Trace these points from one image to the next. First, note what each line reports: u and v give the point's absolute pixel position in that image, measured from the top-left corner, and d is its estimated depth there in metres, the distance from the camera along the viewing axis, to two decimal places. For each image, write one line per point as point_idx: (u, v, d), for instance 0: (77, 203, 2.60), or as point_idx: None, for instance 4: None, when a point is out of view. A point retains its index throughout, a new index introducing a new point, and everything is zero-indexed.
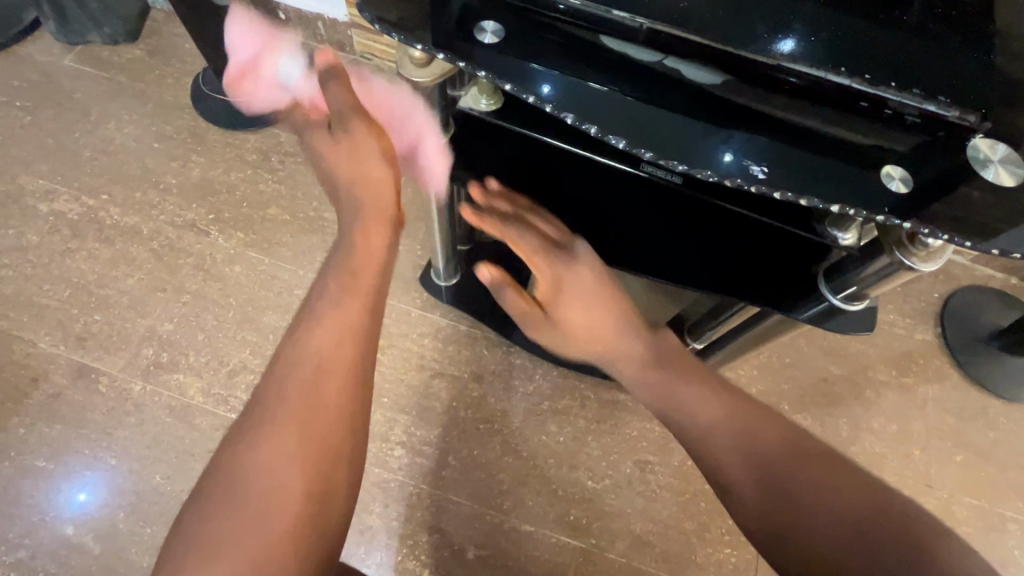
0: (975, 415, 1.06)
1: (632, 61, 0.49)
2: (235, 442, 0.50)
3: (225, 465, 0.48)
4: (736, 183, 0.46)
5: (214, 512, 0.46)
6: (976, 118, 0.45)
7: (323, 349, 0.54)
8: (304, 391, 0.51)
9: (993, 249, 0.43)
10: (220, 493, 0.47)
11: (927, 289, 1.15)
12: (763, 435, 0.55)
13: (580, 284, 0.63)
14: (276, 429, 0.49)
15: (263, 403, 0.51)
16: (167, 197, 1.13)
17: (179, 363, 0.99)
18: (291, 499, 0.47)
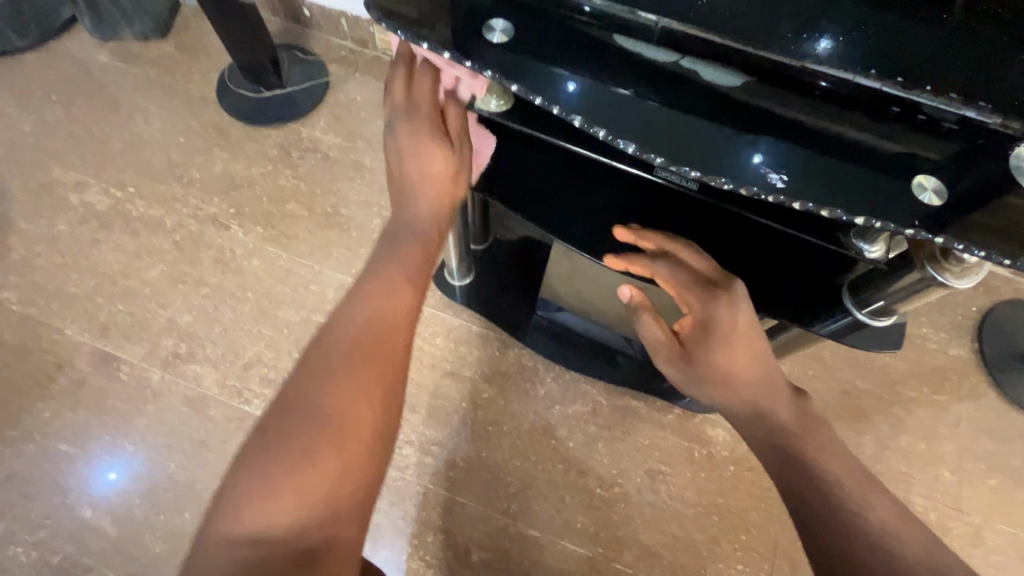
0: (1012, 436, 1.00)
1: (647, 61, 0.47)
2: (298, 373, 0.48)
3: (290, 396, 0.46)
4: (753, 191, 0.43)
5: (281, 434, 0.44)
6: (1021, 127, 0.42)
7: (393, 286, 0.54)
8: (370, 330, 0.50)
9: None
10: (286, 423, 0.44)
11: (964, 302, 1.09)
12: (868, 494, 0.46)
13: (732, 326, 0.55)
14: (343, 367, 0.47)
15: (325, 339, 0.49)
16: (191, 191, 1.15)
17: (197, 354, 1.01)
18: (361, 436, 0.45)
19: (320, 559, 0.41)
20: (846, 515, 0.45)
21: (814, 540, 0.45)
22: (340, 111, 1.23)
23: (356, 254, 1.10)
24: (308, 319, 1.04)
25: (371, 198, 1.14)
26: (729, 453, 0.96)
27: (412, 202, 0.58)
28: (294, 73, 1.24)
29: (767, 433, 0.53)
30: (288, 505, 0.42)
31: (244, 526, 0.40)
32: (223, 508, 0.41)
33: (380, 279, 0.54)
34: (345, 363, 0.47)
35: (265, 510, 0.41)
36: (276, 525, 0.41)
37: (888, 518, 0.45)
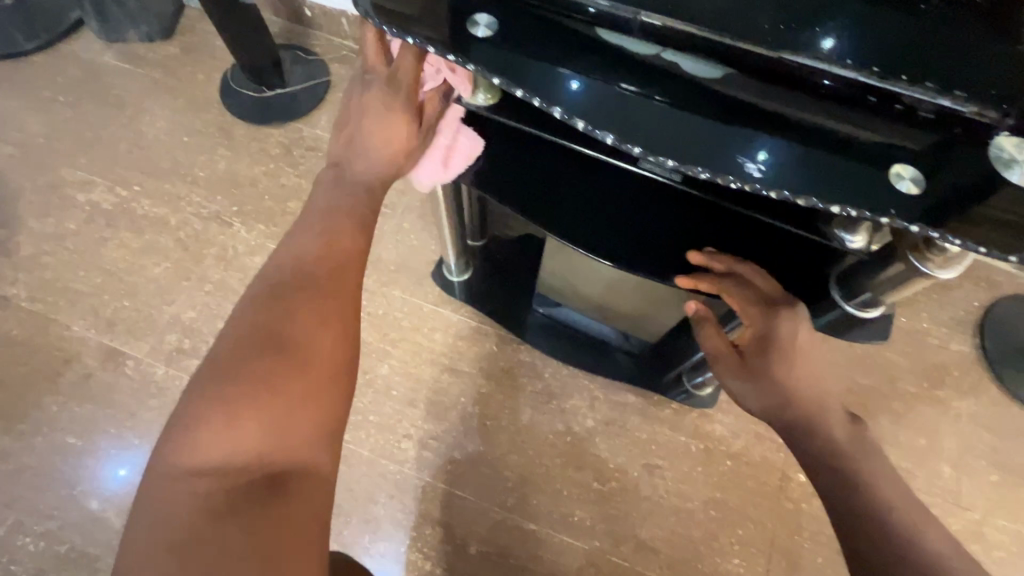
0: (1014, 431, 1.00)
1: (628, 53, 0.48)
2: (256, 316, 0.50)
3: (241, 333, 0.48)
4: (729, 180, 0.44)
5: (241, 372, 0.46)
6: (998, 115, 0.42)
7: (347, 234, 0.55)
8: (318, 269, 0.53)
9: (1008, 258, 0.41)
10: (239, 355, 0.47)
11: (966, 297, 1.09)
12: (922, 519, 0.48)
13: (793, 342, 0.57)
14: (294, 304, 0.50)
15: (273, 281, 0.52)
16: (195, 189, 1.17)
17: (200, 350, 1.03)
18: (323, 369, 0.48)
19: (289, 482, 0.42)
20: (901, 537, 0.46)
21: (863, 555, 0.46)
22: (341, 109, 1.24)
23: None
24: None
25: None
26: (726, 448, 0.96)
27: (361, 155, 0.57)
28: (295, 72, 1.25)
29: (820, 450, 0.55)
30: (245, 426, 0.44)
31: (202, 449, 0.42)
32: (178, 435, 0.43)
33: (324, 222, 0.56)
34: (294, 300, 0.50)
35: (223, 432, 0.43)
36: (233, 445, 0.43)
37: (941, 543, 0.46)
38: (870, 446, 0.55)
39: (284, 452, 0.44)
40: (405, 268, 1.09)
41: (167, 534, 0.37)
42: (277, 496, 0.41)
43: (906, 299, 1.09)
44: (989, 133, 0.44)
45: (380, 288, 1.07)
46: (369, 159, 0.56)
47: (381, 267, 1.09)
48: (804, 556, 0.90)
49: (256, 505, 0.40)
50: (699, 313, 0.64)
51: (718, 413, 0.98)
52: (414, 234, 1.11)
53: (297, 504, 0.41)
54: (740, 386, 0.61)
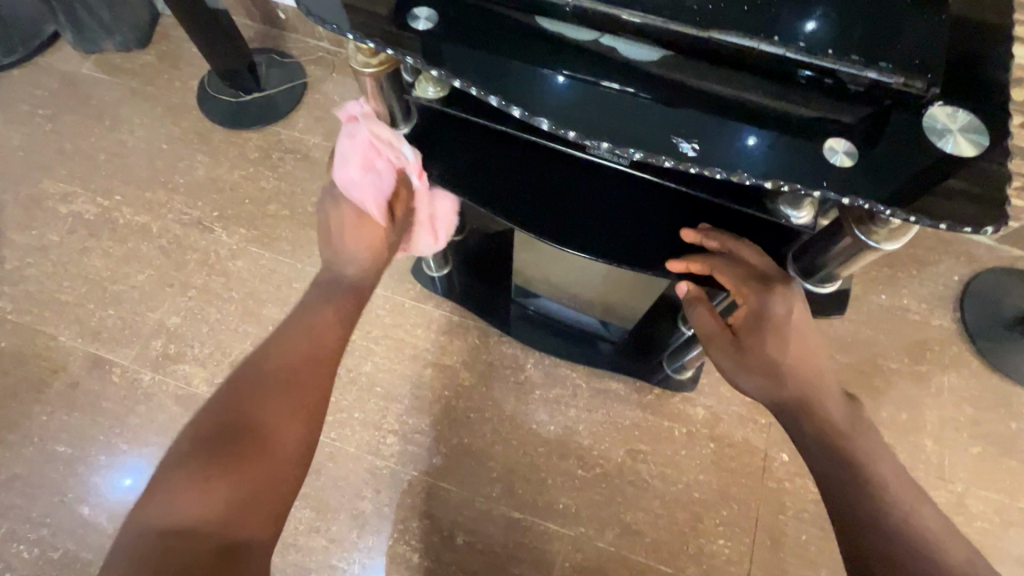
0: (995, 403, 1.00)
1: (568, 39, 0.50)
2: (240, 394, 0.56)
3: (227, 409, 0.55)
4: (664, 159, 0.46)
5: (215, 446, 0.52)
6: (924, 85, 0.44)
7: (322, 322, 0.62)
8: (302, 357, 0.59)
9: (939, 225, 0.42)
10: (220, 430, 0.53)
11: (945, 272, 1.09)
12: (914, 498, 0.50)
13: (787, 318, 0.58)
14: (275, 390, 0.56)
15: (260, 364, 0.58)
16: (175, 196, 1.17)
17: (185, 354, 1.04)
18: (287, 452, 0.54)
19: (241, 555, 0.47)
20: (890, 515, 0.48)
21: (859, 534, 0.48)
22: (318, 111, 1.25)
23: None
24: None
25: None
26: (709, 430, 0.97)
27: (342, 247, 0.62)
28: (271, 75, 1.26)
29: (815, 428, 0.55)
30: (210, 499, 0.49)
31: (172, 516, 0.47)
32: (152, 500, 0.48)
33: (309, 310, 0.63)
34: (274, 386, 0.56)
35: (198, 502, 0.48)
36: (198, 516, 0.48)
37: (930, 520, 0.48)
38: (867, 426, 0.56)
39: (241, 526, 0.49)
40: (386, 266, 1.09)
41: None
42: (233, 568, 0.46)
43: (885, 277, 1.09)
44: (922, 103, 0.45)
45: None
46: (353, 265, 0.63)
47: None
48: (787, 534, 0.91)
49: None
50: (690, 294, 0.64)
51: (700, 396, 0.99)
52: None
53: None
54: (733, 365, 0.60)
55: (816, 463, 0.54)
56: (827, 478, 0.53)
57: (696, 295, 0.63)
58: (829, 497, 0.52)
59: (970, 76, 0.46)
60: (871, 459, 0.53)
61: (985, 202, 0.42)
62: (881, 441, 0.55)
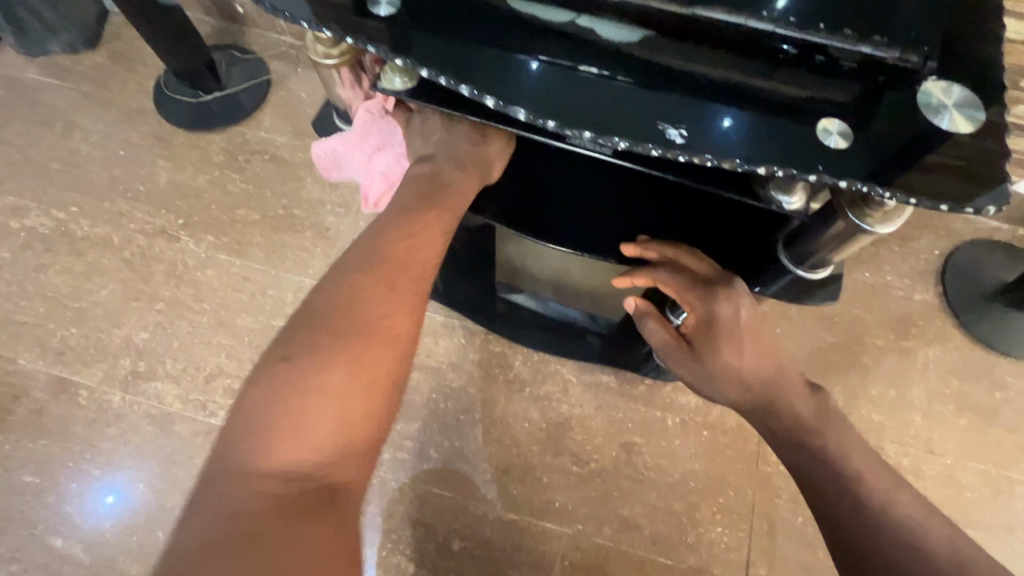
0: (980, 374, 1.01)
1: (543, 22, 0.47)
2: (339, 306, 0.55)
3: (327, 320, 0.54)
4: (652, 149, 0.43)
5: (318, 359, 0.51)
6: (919, 59, 0.43)
7: (415, 240, 0.60)
8: (396, 275, 0.57)
9: (938, 207, 0.40)
10: (322, 343, 0.52)
11: (926, 247, 1.09)
12: (887, 487, 0.50)
13: (736, 320, 0.59)
14: (373, 306, 0.55)
15: (355, 275, 0.57)
16: (136, 206, 1.11)
17: (157, 371, 0.99)
18: (385, 372, 0.53)
19: (343, 479, 0.47)
20: (867, 509, 0.49)
21: (836, 527, 0.49)
22: (285, 109, 1.19)
23: (313, 255, 1.07)
24: (268, 324, 1.02)
25: (322, 197, 1.12)
26: (701, 418, 0.96)
27: (464, 143, 0.62)
28: (233, 74, 1.20)
29: (784, 429, 0.56)
30: (309, 436, 0.47)
31: (271, 461, 0.45)
32: (258, 412, 0.48)
33: (392, 239, 0.59)
34: (361, 315, 0.54)
35: (303, 422, 0.48)
36: (307, 437, 0.47)
37: (907, 509, 0.49)
38: (831, 414, 0.57)
39: (344, 450, 0.48)
40: None
41: (241, 520, 0.42)
42: (334, 500, 0.46)
43: (869, 255, 1.09)
44: (915, 79, 0.44)
45: None
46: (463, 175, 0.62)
47: None
48: (784, 517, 0.91)
49: (318, 506, 0.44)
50: (640, 308, 0.65)
51: None
52: None
53: (348, 512, 0.46)
54: (692, 374, 0.62)
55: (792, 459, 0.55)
56: (803, 474, 0.54)
57: (645, 309, 0.65)
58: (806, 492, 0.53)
59: (961, 48, 0.44)
60: (841, 448, 0.54)
61: (984, 181, 0.41)
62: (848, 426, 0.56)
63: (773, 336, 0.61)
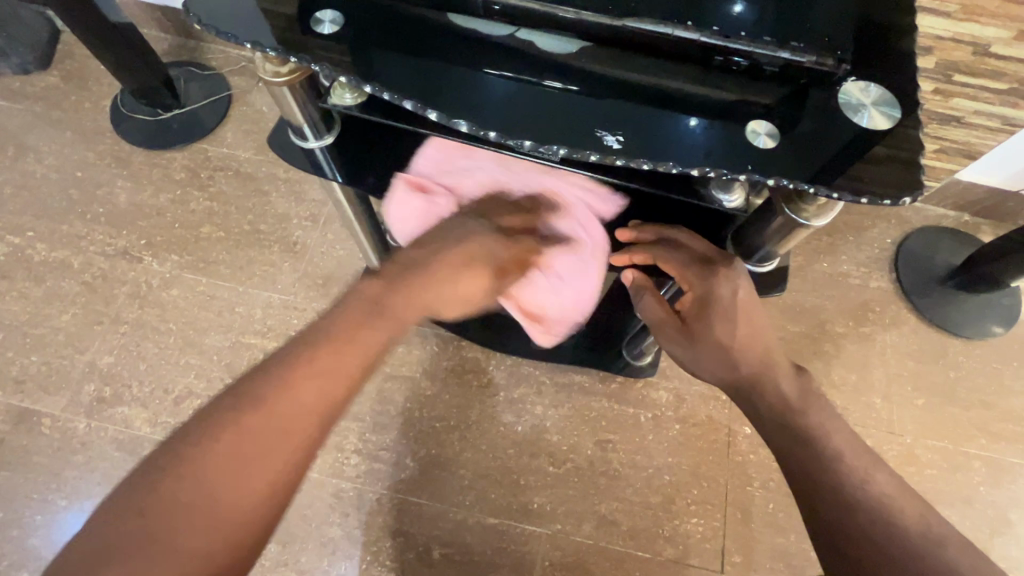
0: (934, 355, 1.06)
1: (483, 35, 0.48)
2: (199, 460, 0.39)
3: (178, 479, 0.38)
4: (591, 155, 0.44)
5: (149, 547, 0.36)
6: (834, 63, 0.45)
7: (326, 367, 0.45)
8: (290, 418, 0.42)
9: (859, 200, 0.42)
10: (158, 520, 0.37)
11: (879, 235, 1.14)
12: (868, 465, 0.49)
13: (733, 299, 0.58)
14: (245, 468, 0.40)
15: (238, 407, 0.42)
16: (95, 227, 1.09)
17: (123, 396, 0.97)
18: (233, 568, 0.38)
19: None
20: (848, 488, 0.47)
21: (816, 508, 0.48)
22: (247, 124, 1.18)
23: (281, 270, 1.07)
24: (237, 341, 1.01)
25: (289, 211, 1.11)
26: (673, 412, 0.98)
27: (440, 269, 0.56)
28: (192, 90, 1.19)
29: (768, 410, 0.55)
30: None
31: None
32: None
33: (297, 360, 0.45)
34: (233, 478, 0.39)
35: None
36: None
37: (887, 487, 0.47)
38: (814, 394, 0.55)
39: None
40: (335, 281, 1.06)
41: None
42: None
43: (826, 245, 1.13)
44: (836, 79, 0.46)
45: (310, 304, 1.04)
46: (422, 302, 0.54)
47: (310, 281, 1.06)
48: (755, 505, 0.93)
49: None
50: (636, 282, 0.67)
51: (662, 379, 1.00)
52: (341, 245, 1.08)
53: None
54: (679, 350, 0.61)
55: (775, 441, 0.53)
56: (786, 455, 0.51)
57: (642, 284, 0.66)
58: (788, 473, 0.51)
59: (877, 50, 0.47)
60: (826, 429, 0.52)
61: (902, 176, 0.43)
62: (833, 407, 0.54)
63: (766, 316, 0.59)
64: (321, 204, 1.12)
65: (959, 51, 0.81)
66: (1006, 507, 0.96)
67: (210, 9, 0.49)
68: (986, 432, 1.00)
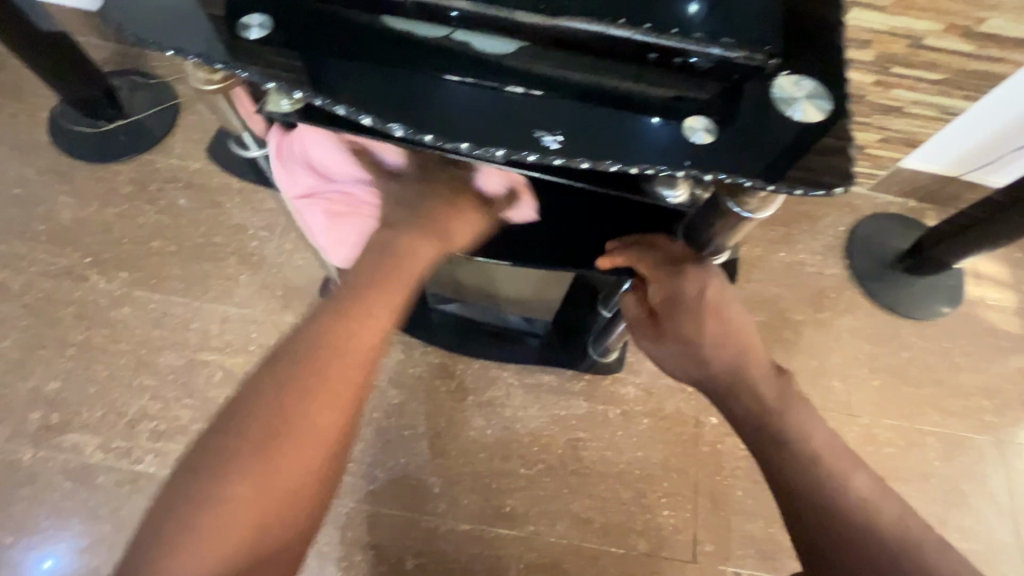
0: (887, 338, 1.09)
1: (418, 36, 0.48)
2: (278, 382, 0.51)
3: (267, 392, 0.50)
4: (532, 155, 0.44)
5: (254, 439, 0.48)
6: (763, 58, 0.47)
7: (368, 310, 0.56)
8: (342, 349, 0.53)
9: (793, 191, 0.43)
10: (256, 420, 0.49)
11: (833, 224, 1.18)
12: (847, 468, 0.51)
13: (702, 298, 0.58)
14: (317, 384, 0.51)
15: (296, 344, 0.53)
16: (36, 246, 1.04)
17: (72, 423, 0.93)
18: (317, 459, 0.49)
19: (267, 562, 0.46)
20: (831, 496, 0.49)
21: (800, 516, 0.50)
22: (196, 133, 1.14)
23: (238, 283, 1.03)
24: (194, 359, 0.98)
25: (243, 221, 1.08)
26: (641, 407, 0.99)
27: (434, 205, 0.59)
28: (136, 99, 1.14)
29: (747, 416, 0.55)
30: (227, 521, 0.45)
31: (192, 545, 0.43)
32: (187, 490, 0.45)
33: (345, 304, 0.56)
34: (305, 393, 0.50)
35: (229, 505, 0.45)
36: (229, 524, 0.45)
37: (865, 490, 0.50)
38: (794, 398, 0.55)
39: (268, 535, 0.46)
40: (295, 292, 1.03)
41: None
42: None
43: (782, 236, 1.16)
44: (767, 74, 0.47)
45: (270, 317, 1.01)
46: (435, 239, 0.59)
47: (268, 292, 1.03)
48: (724, 493, 0.95)
49: None
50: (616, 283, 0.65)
51: (629, 375, 1.01)
52: (299, 254, 1.05)
53: None
54: (657, 351, 0.60)
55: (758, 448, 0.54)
56: (769, 464, 0.53)
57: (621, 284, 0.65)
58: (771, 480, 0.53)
59: (805, 43, 0.48)
60: (808, 436, 0.53)
61: (834, 166, 0.44)
62: (813, 410, 0.55)
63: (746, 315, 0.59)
64: (277, 213, 1.09)
65: (895, 44, 0.84)
66: (959, 480, 1.00)
67: (131, 13, 0.48)
68: (938, 408, 1.04)
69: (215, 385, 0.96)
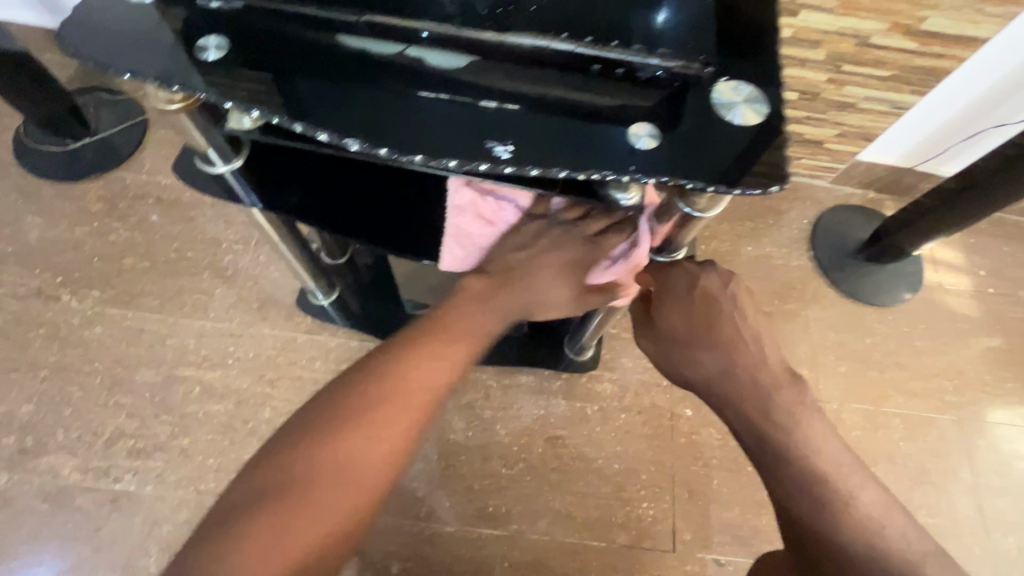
0: (852, 325, 1.13)
1: (372, 53, 0.50)
2: (368, 389, 0.59)
3: (353, 396, 0.59)
4: (483, 165, 0.46)
5: (338, 435, 0.56)
6: (699, 66, 0.49)
7: (444, 341, 0.63)
8: (418, 374, 0.61)
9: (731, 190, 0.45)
10: (343, 417, 0.57)
11: (797, 217, 1.21)
12: (856, 484, 0.52)
13: (692, 292, 0.61)
14: (391, 400, 0.59)
15: (391, 360, 0.62)
16: (3, 268, 1.03)
17: (47, 445, 0.92)
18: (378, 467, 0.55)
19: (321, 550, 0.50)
20: (834, 510, 0.51)
21: (801, 526, 0.52)
22: (165, 148, 1.14)
23: (213, 297, 1.03)
24: (170, 375, 0.97)
25: (217, 235, 1.08)
26: (618, 402, 1.01)
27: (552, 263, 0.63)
28: (103, 116, 1.14)
29: (746, 425, 0.56)
30: (298, 500, 0.51)
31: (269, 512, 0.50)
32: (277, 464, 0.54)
33: (431, 335, 0.64)
34: (382, 406, 0.58)
35: (305, 486, 0.52)
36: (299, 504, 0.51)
37: (872, 506, 0.51)
38: (802, 410, 0.55)
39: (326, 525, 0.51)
40: (271, 303, 1.03)
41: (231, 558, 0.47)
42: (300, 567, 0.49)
43: (749, 231, 1.20)
44: (707, 81, 0.49)
45: (247, 329, 1.01)
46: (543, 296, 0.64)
47: (244, 305, 1.03)
48: (701, 483, 0.97)
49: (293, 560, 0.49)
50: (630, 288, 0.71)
51: (605, 372, 1.03)
52: (274, 266, 1.06)
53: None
54: (662, 354, 0.62)
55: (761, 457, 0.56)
56: (773, 474, 0.54)
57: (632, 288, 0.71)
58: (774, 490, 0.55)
59: (741, 49, 0.51)
60: (817, 450, 0.54)
61: (770, 166, 0.46)
62: (823, 422, 0.55)
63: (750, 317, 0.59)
64: (250, 226, 1.09)
65: (842, 44, 0.88)
66: (924, 459, 1.04)
67: (88, 37, 0.49)
68: (902, 391, 1.09)
69: (193, 401, 0.96)
